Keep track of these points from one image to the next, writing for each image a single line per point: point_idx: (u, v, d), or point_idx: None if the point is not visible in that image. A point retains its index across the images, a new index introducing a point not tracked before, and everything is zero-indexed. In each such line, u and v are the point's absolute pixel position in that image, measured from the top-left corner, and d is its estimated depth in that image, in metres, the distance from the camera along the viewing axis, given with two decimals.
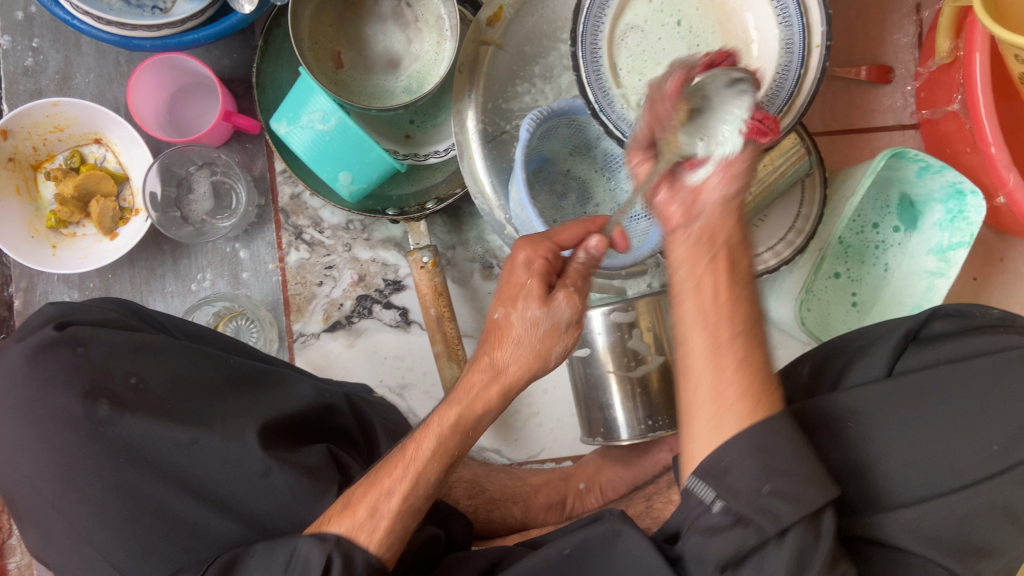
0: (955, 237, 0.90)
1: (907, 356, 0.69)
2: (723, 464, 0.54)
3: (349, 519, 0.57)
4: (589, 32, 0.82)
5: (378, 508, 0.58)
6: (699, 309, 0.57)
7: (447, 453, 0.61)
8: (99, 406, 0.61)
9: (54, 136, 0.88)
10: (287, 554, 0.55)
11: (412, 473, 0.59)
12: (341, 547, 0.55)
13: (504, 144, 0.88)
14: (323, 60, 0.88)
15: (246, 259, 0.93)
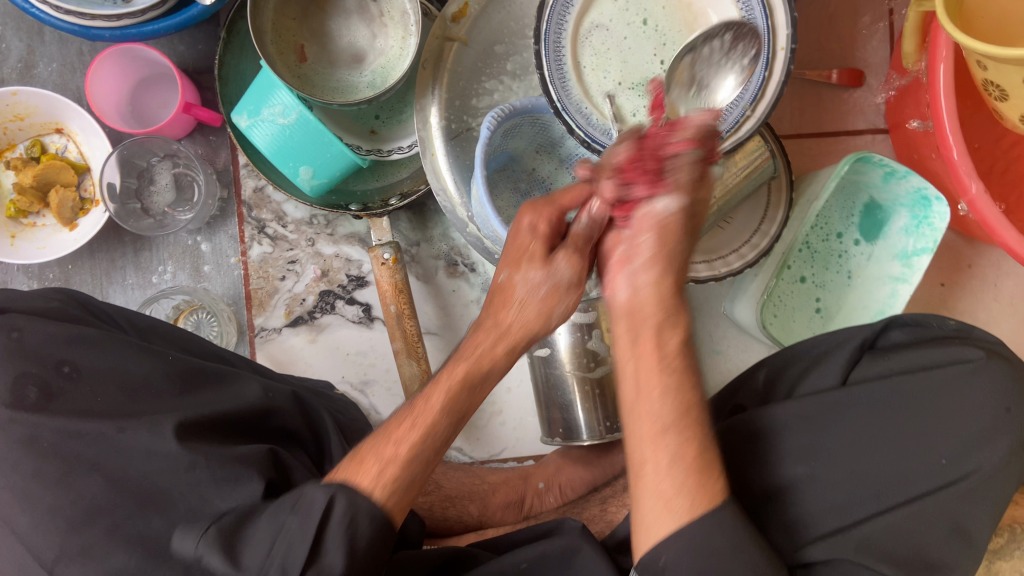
0: (920, 243, 0.90)
1: (862, 364, 0.69)
2: (662, 562, 0.53)
3: (360, 471, 0.57)
4: (552, 30, 0.82)
5: (387, 458, 0.58)
6: (638, 414, 0.56)
7: (460, 407, 0.61)
8: (26, 393, 0.63)
9: (14, 125, 0.88)
10: (291, 504, 0.56)
11: (423, 424, 0.60)
12: (346, 490, 0.55)
13: (467, 141, 0.88)
14: (286, 53, 0.87)
15: (208, 252, 0.93)
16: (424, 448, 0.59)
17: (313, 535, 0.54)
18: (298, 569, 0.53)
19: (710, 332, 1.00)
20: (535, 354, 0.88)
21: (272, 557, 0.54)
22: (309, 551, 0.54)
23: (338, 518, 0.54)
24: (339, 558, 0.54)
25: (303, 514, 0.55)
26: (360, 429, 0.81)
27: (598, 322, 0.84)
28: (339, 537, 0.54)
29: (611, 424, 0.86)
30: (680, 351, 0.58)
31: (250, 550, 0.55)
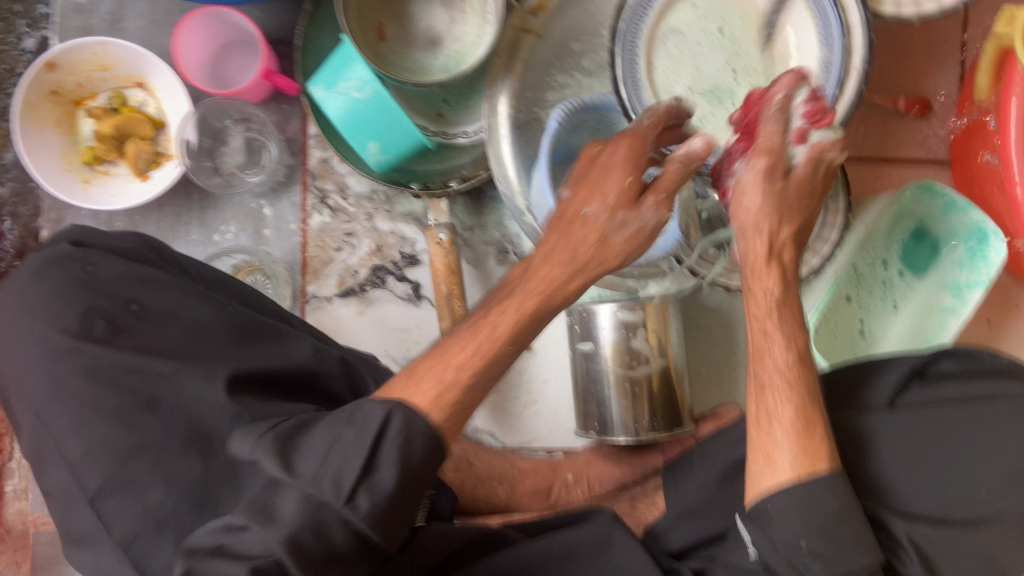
0: (973, 276, 0.89)
1: (911, 392, 0.69)
2: (768, 512, 0.59)
3: (416, 390, 0.54)
4: (630, 30, 0.82)
5: (445, 382, 0.55)
6: (765, 363, 0.64)
7: (523, 337, 0.59)
8: (94, 325, 0.65)
9: (98, 75, 0.91)
10: (349, 417, 0.53)
11: (482, 351, 0.57)
12: (403, 409, 0.53)
13: (533, 131, 0.89)
14: (367, 30, 0.89)
15: (270, 216, 0.95)
16: (482, 376, 0.56)
17: (369, 448, 0.51)
18: (350, 485, 0.50)
19: None
20: (578, 348, 0.89)
21: (325, 468, 0.50)
22: (364, 465, 0.50)
23: (394, 437, 0.51)
24: (390, 478, 0.51)
25: (360, 428, 0.52)
26: None
27: (644, 322, 0.86)
28: (394, 454, 0.51)
29: (648, 424, 0.86)
30: (782, 302, 0.64)
31: (305, 457, 0.52)
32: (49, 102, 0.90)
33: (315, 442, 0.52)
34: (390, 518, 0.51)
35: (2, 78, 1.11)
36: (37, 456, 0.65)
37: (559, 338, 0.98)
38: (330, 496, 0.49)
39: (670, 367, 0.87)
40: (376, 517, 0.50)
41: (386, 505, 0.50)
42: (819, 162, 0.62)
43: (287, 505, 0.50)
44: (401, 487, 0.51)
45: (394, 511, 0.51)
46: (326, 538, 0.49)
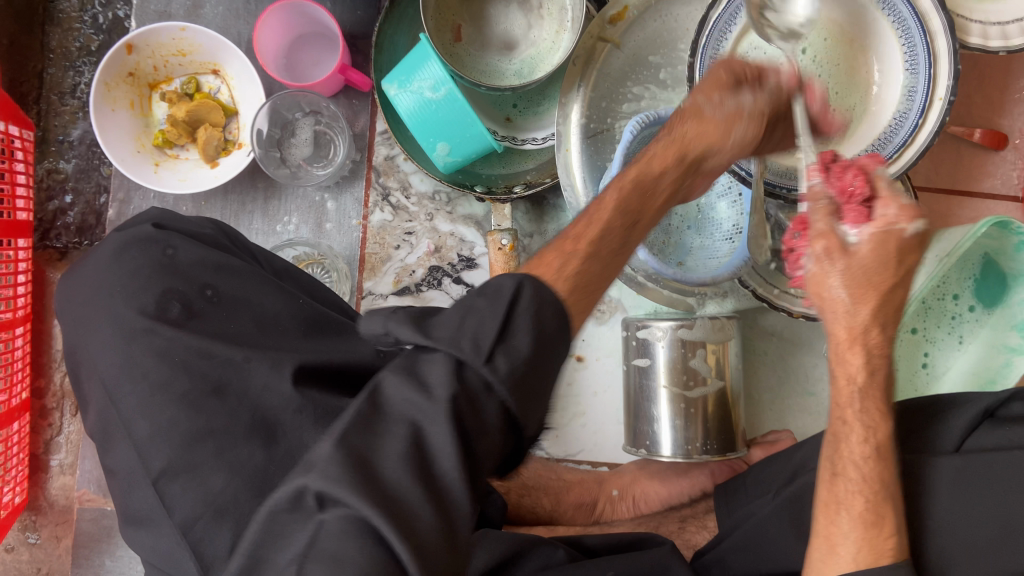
0: None
1: (980, 433, 0.65)
2: None
3: (540, 265, 0.52)
4: (711, 45, 0.81)
5: (565, 253, 0.53)
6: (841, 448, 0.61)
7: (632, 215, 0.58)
8: (170, 307, 0.66)
9: (176, 60, 0.92)
10: (479, 292, 0.50)
11: (600, 223, 0.55)
12: (533, 280, 0.49)
13: (604, 141, 0.88)
14: (443, 31, 0.89)
15: (333, 210, 0.96)
16: (601, 250, 0.54)
17: (504, 315, 0.47)
18: (489, 343, 0.45)
19: (807, 371, 0.98)
20: (632, 363, 0.88)
21: (462, 329, 0.46)
22: (500, 329, 0.46)
23: (528, 301, 0.48)
24: (526, 345, 0.46)
25: (492, 296, 0.48)
26: None
27: (705, 342, 0.84)
28: (529, 323, 0.47)
29: (701, 445, 0.84)
30: (866, 392, 0.61)
31: (440, 325, 0.48)
32: (125, 84, 0.91)
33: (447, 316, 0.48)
34: (526, 387, 0.46)
35: (73, 55, 1.13)
36: (100, 435, 0.65)
37: (611, 351, 0.97)
38: (471, 354, 0.45)
39: (727, 390, 0.86)
40: (518, 384, 0.46)
41: (525, 368, 0.46)
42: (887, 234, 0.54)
43: (427, 377, 0.45)
44: (538, 354, 0.47)
45: (534, 378, 0.47)
46: (474, 405, 0.45)
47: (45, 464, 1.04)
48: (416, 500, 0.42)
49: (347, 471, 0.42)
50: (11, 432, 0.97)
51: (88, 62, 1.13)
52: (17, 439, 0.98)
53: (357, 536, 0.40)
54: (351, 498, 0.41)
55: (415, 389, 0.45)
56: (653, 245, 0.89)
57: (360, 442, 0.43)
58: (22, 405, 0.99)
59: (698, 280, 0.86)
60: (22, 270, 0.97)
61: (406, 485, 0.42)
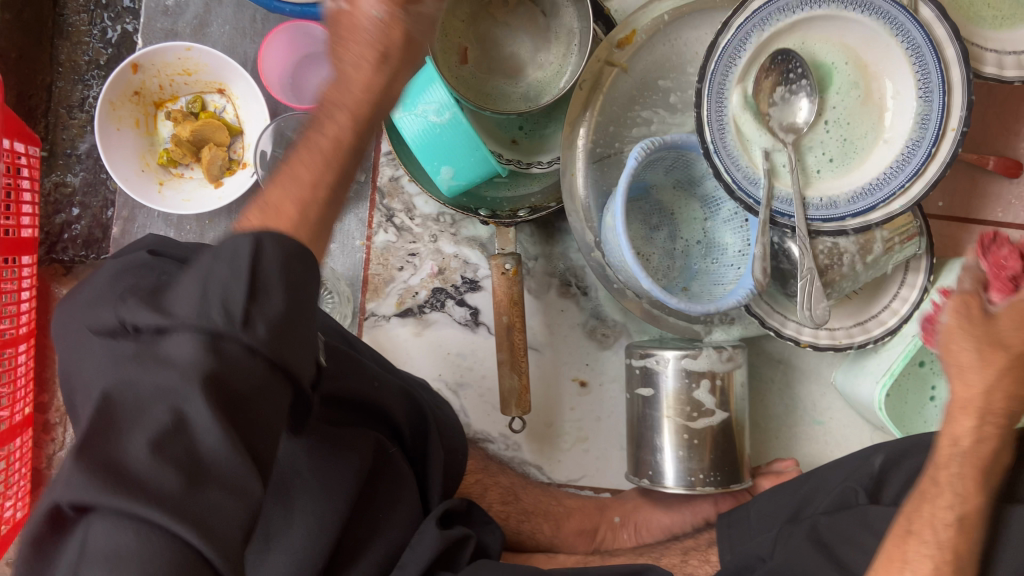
0: None
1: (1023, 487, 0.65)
2: None
3: (269, 211, 0.46)
4: (720, 72, 0.79)
5: (301, 196, 0.47)
6: (922, 514, 0.60)
7: (361, 142, 0.51)
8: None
9: (181, 79, 0.92)
10: (211, 254, 0.43)
11: (321, 149, 0.49)
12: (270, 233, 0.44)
13: (611, 165, 0.87)
14: (450, 53, 0.88)
15: (336, 231, 0.95)
16: (336, 183, 0.49)
17: (251, 272, 0.42)
18: (239, 306, 0.41)
19: (814, 400, 0.97)
20: (636, 392, 0.87)
21: (207, 298, 0.40)
22: (251, 289, 0.41)
23: (274, 258, 0.43)
24: (279, 304, 0.42)
25: (231, 257, 0.42)
26: (456, 428, 0.82)
27: (708, 373, 0.83)
28: (281, 278, 0.43)
29: (704, 476, 0.83)
30: (967, 457, 0.61)
31: (179, 297, 0.42)
32: (130, 102, 0.90)
33: (183, 290, 0.42)
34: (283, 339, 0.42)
35: (82, 68, 1.13)
36: None
37: (615, 377, 0.96)
38: (225, 323, 0.40)
39: (731, 421, 0.85)
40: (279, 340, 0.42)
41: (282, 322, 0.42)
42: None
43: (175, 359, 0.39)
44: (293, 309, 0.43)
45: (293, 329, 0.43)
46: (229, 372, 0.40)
47: (47, 478, 1.04)
48: (174, 491, 0.37)
49: (94, 478, 0.36)
50: (15, 448, 0.97)
51: (97, 75, 1.13)
52: (19, 454, 0.98)
53: (121, 539, 0.36)
54: (108, 502, 0.36)
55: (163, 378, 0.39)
56: (657, 272, 0.89)
57: (109, 441, 0.38)
58: (25, 420, 1.00)
59: (706, 309, 0.80)
60: (27, 286, 0.97)
61: (160, 476, 0.37)
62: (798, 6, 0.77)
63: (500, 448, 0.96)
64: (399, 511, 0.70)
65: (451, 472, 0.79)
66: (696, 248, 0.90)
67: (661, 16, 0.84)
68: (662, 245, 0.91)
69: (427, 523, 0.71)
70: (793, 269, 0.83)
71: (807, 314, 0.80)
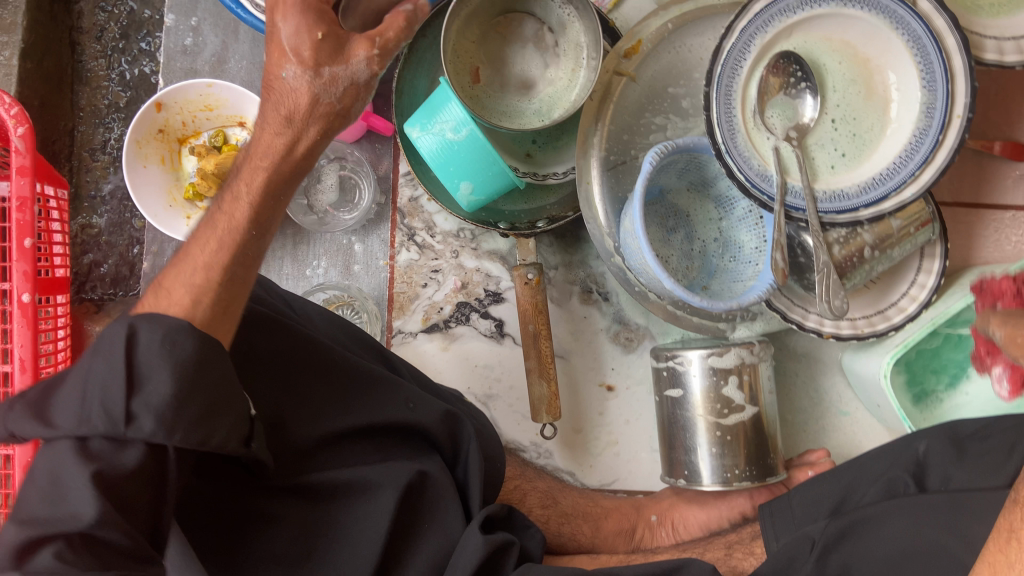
0: None
1: None
2: None
3: (165, 299, 0.56)
4: (727, 74, 0.81)
5: (195, 283, 0.56)
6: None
7: (264, 216, 0.59)
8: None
9: (203, 115, 0.94)
10: (93, 350, 0.51)
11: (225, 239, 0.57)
12: (145, 320, 0.51)
13: (624, 172, 0.89)
14: (462, 74, 0.91)
15: (360, 252, 0.97)
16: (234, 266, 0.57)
17: (124, 365, 0.49)
18: (121, 407, 0.49)
19: (839, 392, 0.98)
20: (665, 393, 0.88)
21: (88, 400, 0.49)
22: (126, 384, 0.49)
23: (148, 342, 0.50)
24: (163, 385, 0.49)
25: (107, 356, 0.50)
26: (492, 437, 0.83)
27: (735, 370, 0.84)
28: (159, 362, 0.50)
29: (739, 472, 0.84)
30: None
31: (60, 405, 0.50)
32: (155, 141, 0.93)
33: (64, 396, 0.50)
34: (193, 426, 0.50)
35: (102, 112, 1.16)
36: None
37: (640, 380, 0.98)
38: (109, 423, 0.48)
39: (762, 415, 0.86)
40: (168, 429, 0.49)
41: (173, 408, 0.49)
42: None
43: (61, 478, 0.48)
44: (178, 389, 0.50)
45: (186, 410, 0.50)
46: (119, 468, 0.49)
47: None
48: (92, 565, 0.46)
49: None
50: None
51: (117, 118, 1.16)
52: None
53: None
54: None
55: (58, 495, 0.47)
56: (676, 273, 0.90)
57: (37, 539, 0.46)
58: None
59: (728, 306, 0.81)
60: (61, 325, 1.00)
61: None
62: (799, 6, 0.80)
63: (533, 457, 0.97)
64: (444, 521, 0.73)
65: (491, 480, 0.81)
66: (712, 246, 0.92)
67: (665, 25, 0.87)
68: (680, 246, 0.92)
69: (471, 532, 0.71)
70: (809, 262, 0.84)
71: (825, 305, 0.82)
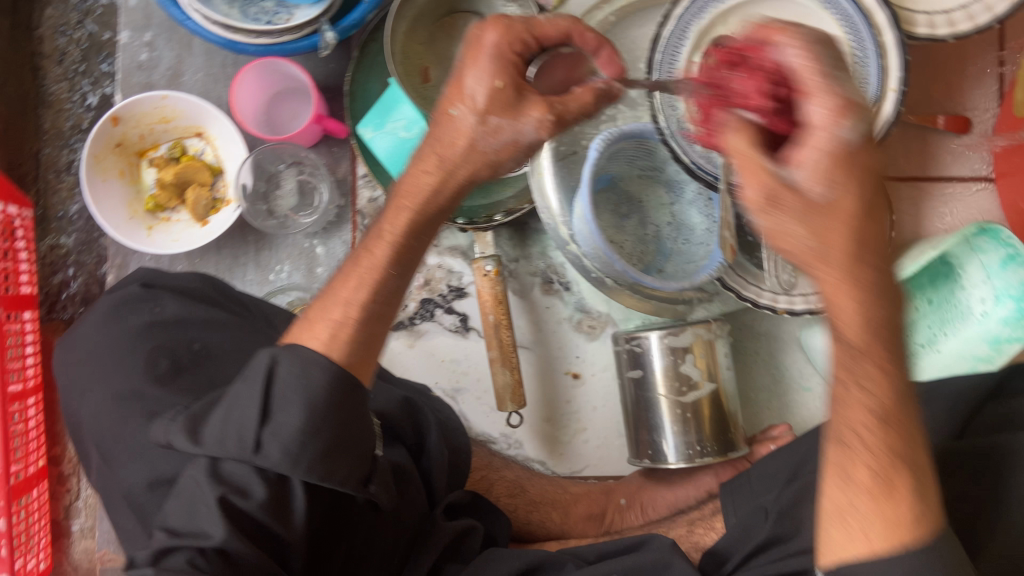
0: (1016, 333, 0.90)
1: (986, 412, 0.70)
2: None
3: (310, 333, 0.56)
4: (666, 60, 0.83)
5: (339, 321, 0.56)
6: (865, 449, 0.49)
7: (404, 259, 0.60)
8: (159, 363, 0.68)
9: (160, 127, 0.96)
10: (241, 376, 0.54)
11: (367, 281, 0.58)
12: (288, 353, 0.53)
13: (575, 162, 0.91)
14: (412, 74, 0.91)
15: (322, 255, 0.98)
16: (376, 300, 0.58)
17: (262, 398, 0.52)
18: (252, 436, 0.51)
19: (800, 368, 1.00)
20: (627, 376, 0.90)
21: (228, 426, 0.52)
22: (260, 415, 0.52)
23: (287, 374, 0.52)
24: (294, 419, 0.51)
25: (250, 380, 0.53)
26: (459, 428, 0.84)
27: (691, 348, 0.86)
28: (297, 398, 0.52)
29: (700, 448, 0.86)
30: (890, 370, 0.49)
31: (210, 426, 0.54)
32: (114, 154, 0.95)
33: (215, 421, 0.53)
34: (315, 462, 0.52)
35: (67, 134, 1.15)
36: (105, 495, 0.68)
37: (606, 366, 0.99)
38: (241, 449, 0.52)
39: (720, 391, 0.87)
40: (293, 462, 0.52)
41: (298, 442, 0.51)
42: (825, 141, 0.43)
43: (198, 494, 0.52)
44: (308, 423, 0.52)
45: (313, 445, 0.52)
46: (247, 493, 0.52)
47: (66, 529, 1.07)
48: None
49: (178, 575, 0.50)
50: (32, 498, 0.99)
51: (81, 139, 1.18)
52: (37, 505, 1.00)
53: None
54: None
55: (195, 508, 0.52)
56: (631, 258, 0.91)
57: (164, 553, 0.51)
58: (40, 472, 1.02)
59: (680, 285, 0.86)
60: (29, 342, 1.00)
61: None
62: None
63: (503, 448, 0.98)
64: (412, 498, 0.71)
65: (456, 469, 0.82)
66: (666, 231, 0.93)
67: (607, 17, 0.88)
68: (634, 232, 0.93)
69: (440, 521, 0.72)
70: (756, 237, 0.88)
71: None
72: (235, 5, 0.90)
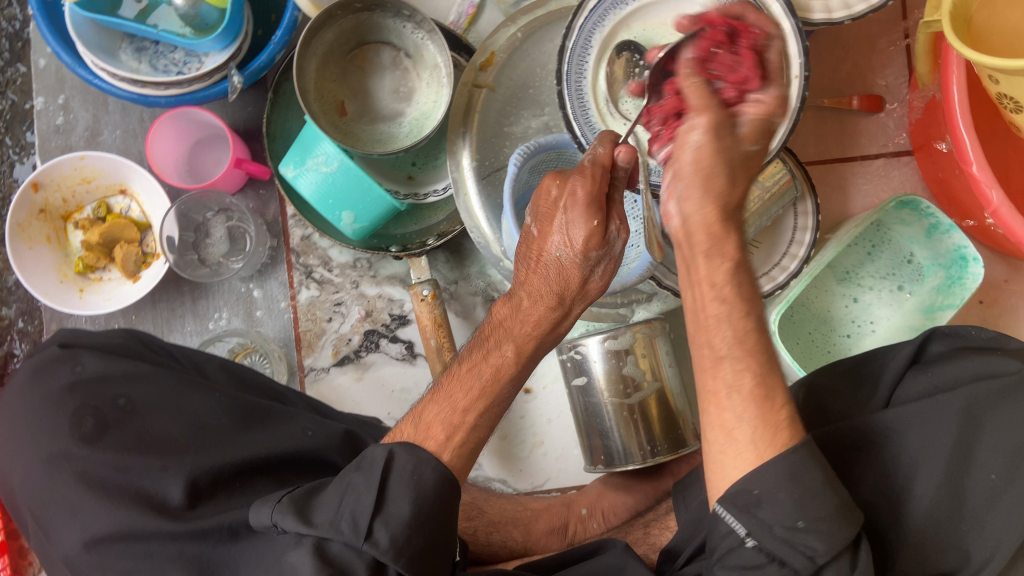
0: (948, 300, 0.91)
1: (906, 383, 0.70)
2: (757, 495, 0.55)
3: (427, 436, 0.64)
4: (573, 76, 0.85)
5: (454, 423, 0.64)
6: None
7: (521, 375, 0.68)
8: (84, 422, 0.69)
9: (82, 188, 0.96)
10: (354, 468, 0.61)
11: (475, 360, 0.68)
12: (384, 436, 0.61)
13: (498, 180, 0.92)
14: (329, 110, 0.93)
15: (260, 298, 0.99)
16: (487, 415, 0.66)
17: (379, 487, 0.59)
18: (366, 522, 0.58)
19: None
20: (573, 384, 0.90)
21: (342, 512, 0.58)
22: (376, 502, 0.59)
23: (403, 468, 0.60)
24: (406, 512, 0.59)
25: (366, 471, 0.60)
26: None
27: (632, 348, 0.87)
28: (404, 490, 0.59)
29: (651, 449, 0.86)
30: None
31: (320, 510, 0.59)
32: (38, 220, 0.94)
33: (330, 495, 0.60)
34: (417, 555, 0.58)
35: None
36: (44, 559, 0.69)
37: (555, 378, 0.99)
38: (353, 535, 0.57)
39: (665, 389, 0.88)
40: (399, 549, 0.57)
41: (405, 532, 0.58)
42: (764, 124, 0.60)
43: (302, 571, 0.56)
44: (416, 516, 0.59)
45: (417, 537, 0.58)
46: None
47: None
48: None
49: None
50: None
51: None
52: None
53: None
54: None
55: None
56: None
57: None
58: None
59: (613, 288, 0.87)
60: None
61: None
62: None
63: None
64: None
65: None
66: None
67: (514, 34, 0.89)
68: None
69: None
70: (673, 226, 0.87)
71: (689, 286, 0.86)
72: (144, 59, 0.91)
